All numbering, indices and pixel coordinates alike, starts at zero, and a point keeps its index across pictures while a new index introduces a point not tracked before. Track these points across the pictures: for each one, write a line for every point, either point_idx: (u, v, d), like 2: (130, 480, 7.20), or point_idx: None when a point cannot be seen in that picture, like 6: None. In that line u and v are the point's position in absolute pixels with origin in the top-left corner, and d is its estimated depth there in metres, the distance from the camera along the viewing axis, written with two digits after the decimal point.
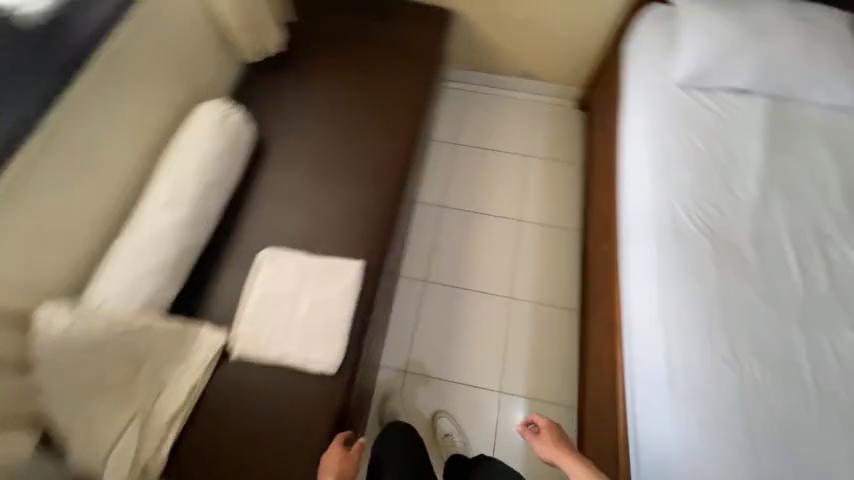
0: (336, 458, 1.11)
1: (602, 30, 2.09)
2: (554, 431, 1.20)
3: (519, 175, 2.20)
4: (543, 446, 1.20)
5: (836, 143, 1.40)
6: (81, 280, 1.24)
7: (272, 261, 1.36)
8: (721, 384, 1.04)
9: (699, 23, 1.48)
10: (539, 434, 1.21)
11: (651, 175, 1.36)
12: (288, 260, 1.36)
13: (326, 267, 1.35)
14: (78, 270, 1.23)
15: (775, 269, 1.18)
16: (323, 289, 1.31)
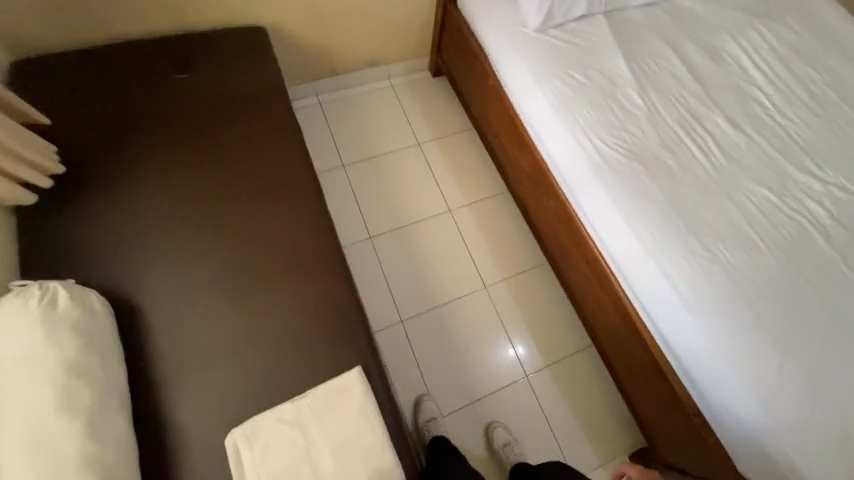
0: None
1: None
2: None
3: (422, 166, 2.06)
4: None
5: (665, 33, 1.59)
6: None
7: (249, 438, 1.01)
8: (712, 278, 1.16)
9: None
10: None
11: (562, 126, 1.41)
12: (271, 423, 1.03)
13: (321, 401, 1.07)
14: None
15: (690, 160, 1.33)
16: (335, 424, 1.05)
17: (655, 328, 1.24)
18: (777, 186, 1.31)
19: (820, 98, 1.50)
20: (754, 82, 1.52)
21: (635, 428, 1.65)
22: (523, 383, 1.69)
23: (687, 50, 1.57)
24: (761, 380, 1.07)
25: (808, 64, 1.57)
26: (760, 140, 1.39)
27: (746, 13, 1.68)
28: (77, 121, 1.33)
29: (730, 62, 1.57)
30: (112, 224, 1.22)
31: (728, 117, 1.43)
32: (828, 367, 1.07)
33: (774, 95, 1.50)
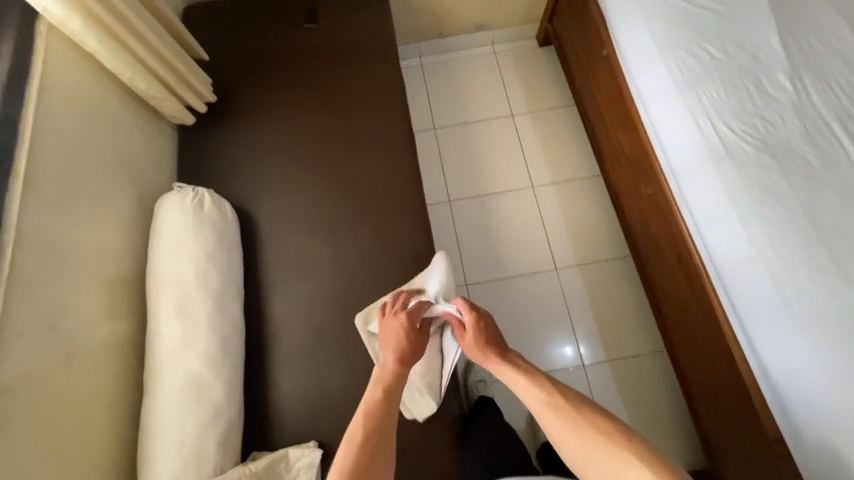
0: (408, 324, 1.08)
1: None
2: (479, 333, 1.06)
3: (512, 138, 2.03)
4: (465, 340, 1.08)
5: (843, 4, 1.31)
6: (129, 450, 1.09)
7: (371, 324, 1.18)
8: (837, 297, 1.00)
9: None
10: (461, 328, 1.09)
11: (681, 106, 1.27)
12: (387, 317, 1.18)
13: None
14: (121, 442, 1.07)
15: (841, 160, 1.12)
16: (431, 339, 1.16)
17: (748, 342, 1.12)
18: None
19: None
20: None
21: (697, 447, 1.53)
22: (578, 370, 1.66)
23: None
24: None
25: None
26: None
27: None
28: (227, 59, 1.57)
29: None
30: (244, 150, 1.45)
31: None
32: None
33: None
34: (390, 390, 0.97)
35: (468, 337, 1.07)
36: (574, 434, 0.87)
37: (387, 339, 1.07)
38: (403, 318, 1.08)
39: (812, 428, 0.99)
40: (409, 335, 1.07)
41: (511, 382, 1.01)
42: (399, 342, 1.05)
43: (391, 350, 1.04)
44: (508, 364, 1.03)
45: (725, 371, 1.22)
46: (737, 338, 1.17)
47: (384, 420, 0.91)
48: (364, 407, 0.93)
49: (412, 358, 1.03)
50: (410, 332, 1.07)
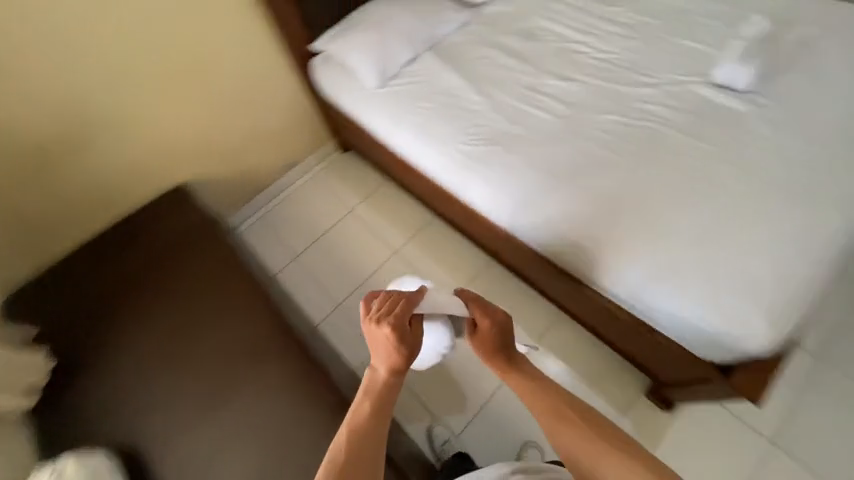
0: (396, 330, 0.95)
1: (297, 99, 2.27)
2: (499, 336, 1.06)
3: (362, 226, 2.30)
4: (481, 341, 1.07)
5: (482, 39, 1.90)
6: None
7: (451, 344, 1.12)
8: (584, 208, 1.34)
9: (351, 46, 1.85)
10: (477, 327, 1.08)
11: (427, 146, 1.64)
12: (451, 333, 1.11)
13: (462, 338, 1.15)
14: None
15: (534, 125, 1.56)
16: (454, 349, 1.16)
17: (573, 270, 1.33)
18: (619, 109, 1.52)
19: (630, 24, 1.78)
20: (570, 38, 1.81)
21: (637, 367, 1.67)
22: None
23: (507, 43, 1.86)
24: (657, 271, 1.20)
25: (608, 5, 1.86)
26: (589, 79, 1.63)
27: None
28: (56, 321, 1.60)
29: (546, 35, 1.85)
30: (105, 390, 1.44)
31: (560, 75, 1.68)
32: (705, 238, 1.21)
33: (593, 43, 1.76)
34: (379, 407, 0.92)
35: (481, 341, 1.06)
36: (576, 438, 0.87)
37: (376, 346, 0.97)
38: (394, 328, 0.94)
39: (639, 301, 1.22)
40: (403, 337, 0.95)
41: (518, 386, 1.00)
42: (393, 349, 0.95)
43: (382, 357, 0.97)
44: (518, 371, 1.02)
45: (586, 300, 1.39)
46: (569, 272, 1.36)
47: (371, 437, 0.87)
48: (350, 423, 0.88)
49: (403, 367, 0.97)
50: (400, 341, 0.95)
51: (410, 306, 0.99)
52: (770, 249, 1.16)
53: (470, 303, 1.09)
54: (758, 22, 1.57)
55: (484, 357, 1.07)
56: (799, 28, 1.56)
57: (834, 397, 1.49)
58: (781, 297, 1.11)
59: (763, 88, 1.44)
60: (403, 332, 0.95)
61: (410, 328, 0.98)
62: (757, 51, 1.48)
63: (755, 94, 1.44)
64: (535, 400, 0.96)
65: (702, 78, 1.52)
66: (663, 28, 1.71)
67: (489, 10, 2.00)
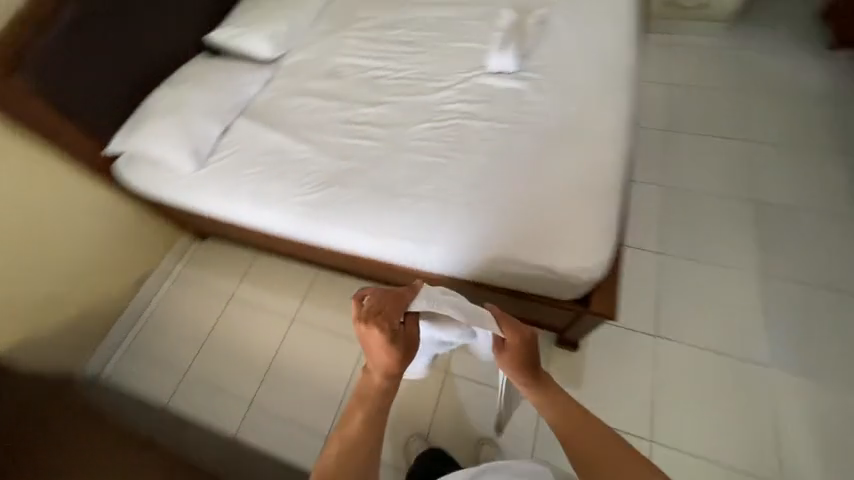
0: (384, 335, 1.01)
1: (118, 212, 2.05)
2: (529, 354, 1.07)
3: (250, 308, 2.16)
4: (506, 356, 1.08)
5: (289, 88, 1.92)
6: None
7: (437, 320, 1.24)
8: (426, 212, 1.41)
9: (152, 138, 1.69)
10: (503, 344, 1.10)
11: (269, 210, 1.58)
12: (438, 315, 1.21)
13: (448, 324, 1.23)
14: None
15: (361, 154, 1.62)
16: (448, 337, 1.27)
17: (440, 271, 1.41)
18: (426, 116, 1.67)
19: (414, 40, 1.98)
20: (369, 67, 1.94)
21: None
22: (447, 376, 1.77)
23: (313, 86, 1.91)
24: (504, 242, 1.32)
25: (391, 30, 2.04)
26: (395, 99, 1.78)
27: (333, 31, 2.10)
28: None
29: (346, 69, 1.95)
30: None
31: (370, 103, 1.79)
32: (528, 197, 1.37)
33: (388, 66, 1.91)
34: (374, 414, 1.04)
35: (509, 356, 1.07)
36: (600, 460, 0.89)
37: (370, 350, 1.04)
38: (381, 332, 1.00)
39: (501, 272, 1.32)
40: (397, 341, 1.02)
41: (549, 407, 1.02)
42: (388, 354, 1.02)
43: (374, 364, 1.05)
44: (552, 396, 1.03)
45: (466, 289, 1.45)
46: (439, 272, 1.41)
47: (368, 441, 0.99)
48: (344, 437, 1.00)
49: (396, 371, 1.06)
50: (389, 347, 1.02)
51: (397, 306, 1.04)
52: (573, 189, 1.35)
53: (500, 319, 1.11)
54: (504, 15, 1.88)
55: (511, 372, 1.08)
56: (536, 10, 1.89)
57: (673, 279, 1.84)
58: (594, 224, 1.28)
59: (526, 65, 1.72)
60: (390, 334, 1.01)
61: (404, 326, 1.05)
62: (510, 37, 1.75)
63: (524, 71, 1.70)
64: (563, 419, 0.98)
65: (481, 70, 1.75)
66: (440, 37, 1.94)
67: (287, 61, 2.03)
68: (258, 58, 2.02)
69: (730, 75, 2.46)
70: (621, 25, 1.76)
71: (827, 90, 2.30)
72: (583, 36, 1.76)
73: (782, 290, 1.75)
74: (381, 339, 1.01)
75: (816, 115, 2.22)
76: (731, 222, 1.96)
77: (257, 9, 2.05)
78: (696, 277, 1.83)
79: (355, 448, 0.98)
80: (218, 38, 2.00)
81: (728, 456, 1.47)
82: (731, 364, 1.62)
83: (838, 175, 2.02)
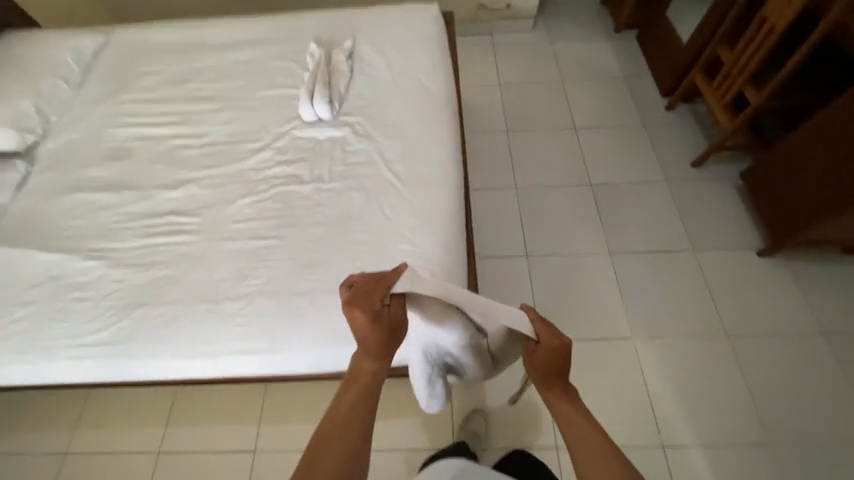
0: (365, 313, 0.91)
1: None
2: (559, 360, 0.97)
3: (92, 461, 1.66)
4: (536, 361, 0.98)
5: (56, 187, 1.49)
6: None
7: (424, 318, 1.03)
8: (267, 311, 1.20)
9: None
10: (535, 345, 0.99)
11: (55, 362, 1.19)
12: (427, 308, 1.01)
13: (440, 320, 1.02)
14: None
15: (171, 255, 1.32)
16: (455, 331, 1.04)
17: (302, 369, 1.20)
18: (244, 189, 1.43)
19: (215, 95, 1.69)
20: (164, 137, 1.60)
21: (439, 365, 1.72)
22: None
23: (91, 176, 1.51)
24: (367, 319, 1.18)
25: (184, 84, 1.73)
26: (204, 172, 1.49)
27: (107, 97, 1.70)
28: None
29: (134, 145, 1.59)
30: None
31: (170, 184, 1.47)
32: (375, 260, 1.26)
33: (188, 131, 1.61)
34: (356, 405, 0.92)
35: (539, 359, 0.97)
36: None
37: (356, 330, 0.94)
38: (364, 312, 0.91)
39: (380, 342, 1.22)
40: (379, 322, 0.93)
41: (567, 422, 0.93)
42: (374, 336, 0.93)
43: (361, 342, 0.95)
44: (576, 409, 0.94)
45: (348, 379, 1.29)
46: (304, 372, 1.22)
47: (352, 439, 0.87)
48: (341, 417, 0.90)
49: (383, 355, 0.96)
50: (374, 328, 0.93)
51: (384, 287, 0.94)
52: (415, 245, 1.28)
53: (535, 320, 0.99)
54: (310, 53, 1.72)
55: (531, 372, 1.00)
56: (343, 42, 1.77)
57: (544, 276, 1.94)
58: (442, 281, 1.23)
59: (343, 107, 1.59)
60: (371, 314, 0.92)
61: (388, 308, 0.94)
62: (319, 78, 1.59)
63: (346, 115, 1.57)
64: (579, 433, 0.91)
65: (296, 121, 1.57)
66: (245, 88, 1.69)
67: (48, 147, 1.58)
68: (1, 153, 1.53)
69: (548, 67, 2.68)
70: (430, 48, 1.74)
71: (622, 68, 2.65)
72: (395, 66, 1.69)
73: (628, 261, 1.97)
74: (360, 319, 0.92)
75: (618, 92, 2.55)
76: (578, 208, 2.13)
77: None
78: (561, 270, 1.96)
79: (332, 450, 0.85)
80: None
81: (619, 435, 1.60)
82: (605, 346, 1.77)
83: (646, 144, 2.33)
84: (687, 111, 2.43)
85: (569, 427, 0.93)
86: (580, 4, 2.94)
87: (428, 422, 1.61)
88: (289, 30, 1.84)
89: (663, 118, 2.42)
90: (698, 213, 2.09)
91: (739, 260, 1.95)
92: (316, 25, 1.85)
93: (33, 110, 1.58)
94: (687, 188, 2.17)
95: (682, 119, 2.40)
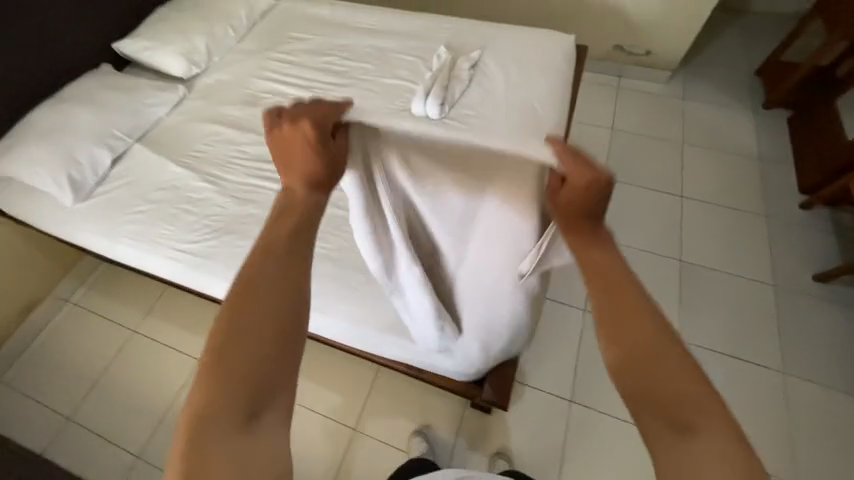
0: (298, 140, 0.70)
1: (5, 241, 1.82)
2: (592, 201, 0.70)
3: (150, 346, 1.93)
4: (565, 203, 0.73)
5: (200, 115, 1.75)
6: None
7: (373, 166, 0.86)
8: (328, 277, 1.29)
9: (26, 163, 1.44)
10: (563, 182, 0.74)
11: (155, 256, 1.41)
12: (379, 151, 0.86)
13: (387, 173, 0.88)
14: None
15: (268, 199, 1.48)
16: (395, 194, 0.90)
17: (348, 340, 1.30)
18: None
19: (344, 72, 1.86)
20: (293, 96, 1.80)
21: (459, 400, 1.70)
22: (351, 431, 1.68)
23: (228, 114, 1.75)
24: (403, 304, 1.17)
25: (322, 56, 1.92)
26: None
27: (259, 51, 1.96)
28: None
29: (268, 96, 1.80)
30: None
31: None
32: None
33: (312, 97, 1.79)
34: (291, 239, 0.65)
35: (573, 199, 0.72)
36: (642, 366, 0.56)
37: (291, 155, 0.71)
38: (301, 133, 0.70)
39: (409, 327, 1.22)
40: (326, 147, 0.72)
41: (598, 270, 0.65)
42: (318, 160, 0.72)
43: (298, 168, 0.71)
44: (611, 259, 0.66)
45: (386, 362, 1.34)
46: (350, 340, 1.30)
47: (285, 280, 0.61)
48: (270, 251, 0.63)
49: (328, 178, 0.73)
50: (317, 152, 0.71)
51: (330, 113, 0.75)
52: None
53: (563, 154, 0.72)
54: (437, 54, 1.80)
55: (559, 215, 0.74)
56: (470, 51, 1.83)
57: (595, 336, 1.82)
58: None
59: (452, 111, 1.65)
60: (299, 141, 0.70)
61: (334, 142, 0.76)
62: (439, 80, 1.67)
63: (451, 119, 1.62)
64: (613, 289, 0.63)
65: (405, 113, 1.66)
66: (370, 72, 1.83)
67: (205, 81, 1.86)
68: (171, 75, 1.83)
69: (670, 124, 2.49)
70: (553, 78, 1.72)
71: (759, 148, 2.36)
72: (513, 84, 1.70)
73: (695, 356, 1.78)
74: (291, 145, 0.71)
75: (745, 171, 2.28)
76: (658, 281, 1.96)
77: (173, 20, 1.86)
78: None
79: (264, 276, 0.61)
80: (124, 49, 1.80)
81: None
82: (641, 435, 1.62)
83: (760, 237, 2.06)
84: (825, 215, 2.09)
85: (602, 276, 0.65)
86: (730, 67, 2.68)
87: (431, 436, 1.65)
88: (425, 28, 1.95)
89: (792, 216, 2.11)
90: (801, 333, 1.80)
91: (837, 404, 1.66)
92: (452, 29, 1.93)
93: (204, 46, 1.86)
94: (798, 302, 1.88)
95: (817, 222, 2.08)
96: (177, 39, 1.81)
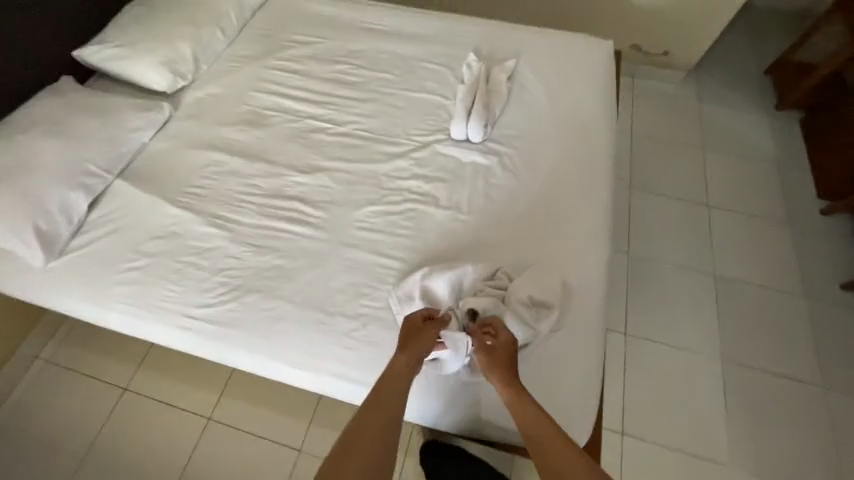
0: (410, 327, 1.06)
1: None
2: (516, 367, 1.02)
3: (147, 406, 1.67)
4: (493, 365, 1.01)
5: (194, 139, 1.46)
6: None
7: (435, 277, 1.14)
8: (384, 343, 1.10)
9: None
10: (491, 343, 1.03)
11: (158, 324, 1.16)
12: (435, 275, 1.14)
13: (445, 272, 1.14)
14: None
15: (293, 246, 1.25)
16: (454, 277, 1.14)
17: (420, 417, 1.11)
18: (374, 195, 1.34)
19: (360, 83, 1.61)
20: (303, 114, 1.54)
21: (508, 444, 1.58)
22: None
23: (229, 137, 1.48)
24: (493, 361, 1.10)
25: (332, 64, 1.66)
26: (338, 163, 1.41)
27: (256, 58, 1.67)
28: None
29: (274, 114, 1.54)
30: None
31: (301, 167, 1.41)
32: None
33: (327, 115, 1.54)
34: (378, 418, 0.98)
35: (498, 362, 1.01)
36: None
37: (403, 340, 1.05)
38: (413, 321, 1.07)
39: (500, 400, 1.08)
40: (421, 335, 1.04)
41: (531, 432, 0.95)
42: (417, 340, 1.04)
43: (401, 348, 1.04)
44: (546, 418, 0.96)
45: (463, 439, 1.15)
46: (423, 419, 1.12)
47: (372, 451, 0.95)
48: (362, 427, 0.97)
49: (414, 355, 1.03)
50: (420, 336, 1.04)
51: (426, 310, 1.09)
52: (560, 322, 1.12)
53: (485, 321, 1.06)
54: (468, 63, 1.60)
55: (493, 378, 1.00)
56: (504, 59, 1.64)
57: (640, 363, 1.76)
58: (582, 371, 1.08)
59: (493, 132, 1.46)
60: (410, 324, 1.06)
61: (432, 327, 1.06)
62: (477, 96, 1.48)
63: (495, 142, 1.44)
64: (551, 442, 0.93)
65: (441, 134, 1.46)
66: (391, 85, 1.60)
67: (194, 96, 1.56)
68: (151, 90, 1.52)
69: (689, 128, 2.42)
70: (599, 90, 1.56)
71: (778, 152, 2.33)
72: (555, 99, 1.54)
73: (740, 375, 1.75)
74: (407, 328, 1.06)
75: (767, 176, 2.25)
76: (696, 299, 1.91)
77: (150, 23, 1.55)
78: (661, 362, 1.76)
79: (357, 449, 0.95)
80: (91, 60, 1.48)
81: None
82: (694, 466, 1.57)
83: (789, 245, 2.05)
84: (845, 221, 2.11)
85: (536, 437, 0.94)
86: (741, 68, 2.64)
87: None
88: (447, 32, 1.73)
89: (815, 223, 2.11)
90: (836, 345, 1.81)
91: None
92: (477, 33, 1.72)
93: (190, 54, 1.56)
94: (829, 314, 1.88)
95: (839, 228, 2.09)
96: (156, 46, 1.51)
